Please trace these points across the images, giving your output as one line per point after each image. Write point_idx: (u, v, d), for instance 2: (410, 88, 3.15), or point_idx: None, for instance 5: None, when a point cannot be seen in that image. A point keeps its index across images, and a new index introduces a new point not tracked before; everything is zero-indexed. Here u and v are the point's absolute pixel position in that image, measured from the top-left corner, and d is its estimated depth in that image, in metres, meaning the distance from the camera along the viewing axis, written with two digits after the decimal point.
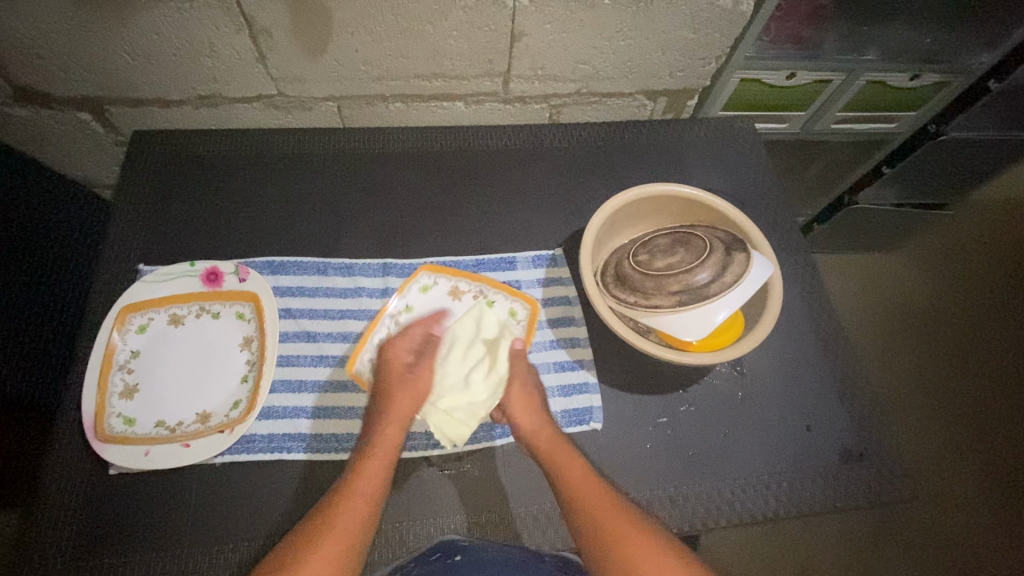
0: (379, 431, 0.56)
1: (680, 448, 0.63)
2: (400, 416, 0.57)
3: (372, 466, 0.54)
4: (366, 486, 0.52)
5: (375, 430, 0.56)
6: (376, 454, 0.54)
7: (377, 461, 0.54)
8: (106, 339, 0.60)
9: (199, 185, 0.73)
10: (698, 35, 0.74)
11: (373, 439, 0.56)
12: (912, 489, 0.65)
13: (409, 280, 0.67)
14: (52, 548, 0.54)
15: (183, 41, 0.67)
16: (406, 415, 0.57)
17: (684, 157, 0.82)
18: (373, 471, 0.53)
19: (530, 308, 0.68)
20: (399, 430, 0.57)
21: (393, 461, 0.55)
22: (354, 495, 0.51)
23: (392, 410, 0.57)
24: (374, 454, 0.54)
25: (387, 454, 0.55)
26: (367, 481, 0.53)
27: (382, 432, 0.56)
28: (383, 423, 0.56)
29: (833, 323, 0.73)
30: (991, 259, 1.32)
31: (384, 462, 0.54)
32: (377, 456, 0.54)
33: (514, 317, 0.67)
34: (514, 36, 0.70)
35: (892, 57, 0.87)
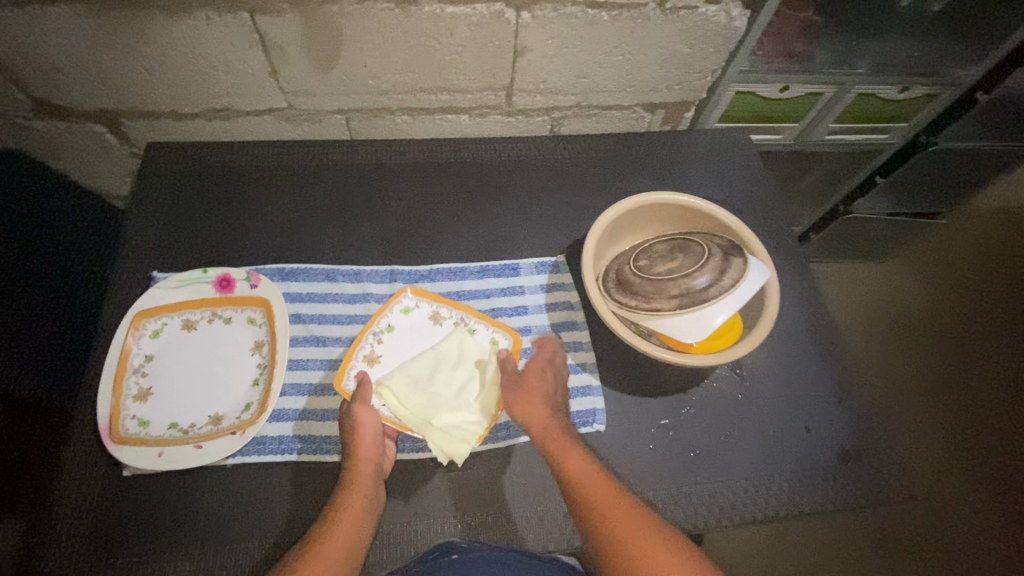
0: (350, 465, 0.56)
1: (682, 450, 0.65)
2: (368, 451, 0.57)
3: (350, 502, 0.54)
4: (345, 522, 0.52)
5: (347, 466, 0.56)
6: (352, 489, 0.54)
7: (359, 495, 0.54)
8: (122, 343, 0.62)
9: (211, 195, 0.75)
10: (694, 50, 0.77)
11: (346, 475, 0.55)
12: (910, 488, 0.66)
13: (392, 300, 0.67)
14: (67, 548, 0.55)
15: (198, 56, 0.69)
16: (373, 450, 0.57)
17: (682, 167, 0.85)
18: (352, 506, 0.53)
19: (512, 336, 0.67)
20: (370, 463, 0.56)
21: (370, 494, 0.55)
22: (336, 529, 0.52)
23: (357, 446, 0.56)
24: (350, 489, 0.54)
25: (363, 488, 0.55)
26: (346, 516, 0.53)
27: (354, 466, 0.56)
28: (352, 457, 0.56)
29: (829, 327, 0.75)
30: (986, 266, 1.34)
31: (361, 497, 0.54)
32: (354, 491, 0.54)
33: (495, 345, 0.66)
34: (517, 51, 0.73)
35: (881, 70, 0.90)
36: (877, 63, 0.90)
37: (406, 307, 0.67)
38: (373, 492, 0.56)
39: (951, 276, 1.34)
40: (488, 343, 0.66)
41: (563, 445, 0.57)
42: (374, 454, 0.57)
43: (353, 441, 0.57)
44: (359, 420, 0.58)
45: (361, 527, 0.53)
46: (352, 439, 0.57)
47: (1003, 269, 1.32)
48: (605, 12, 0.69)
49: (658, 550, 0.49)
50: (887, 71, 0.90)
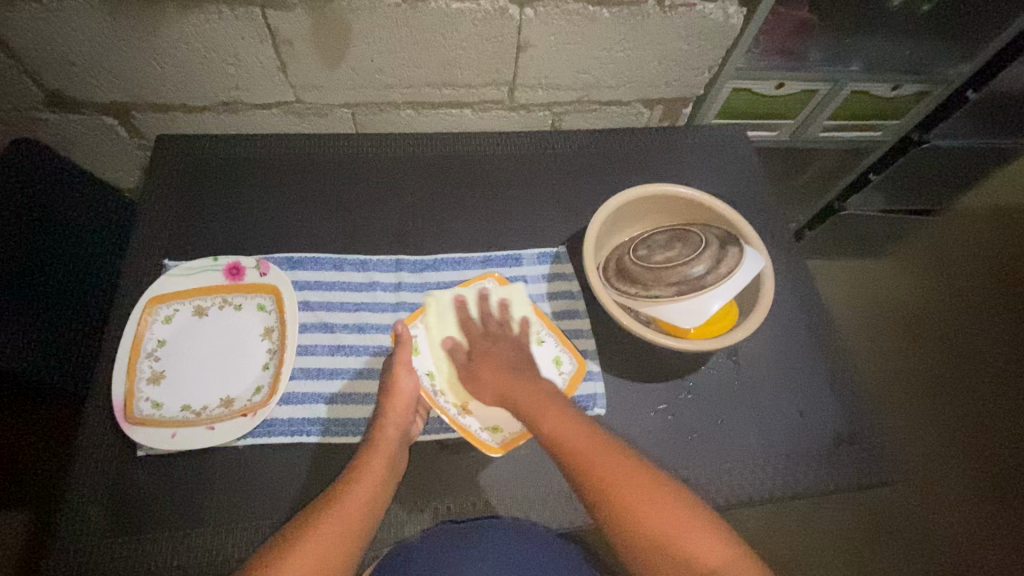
0: (379, 427, 0.58)
1: (679, 433, 0.67)
2: (399, 415, 0.59)
3: (375, 461, 0.56)
4: (368, 480, 0.54)
5: (376, 427, 0.58)
6: (378, 449, 0.56)
7: (382, 458, 0.56)
8: (136, 328, 0.64)
9: (220, 186, 0.77)
10: (692, 47, 0.79)
11: (373, 435, 0.58)
12: (901, 470, 0.69)
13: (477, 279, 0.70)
14: (83, 525, 0.57)
15: (209, 49, 0.71)
16: (404, 414, 0.59)
17: (680, 162, 0.87)
18: (376, 466, 0.55)
19: (577, 364, 0.67)
20: (399, 427, 0.59)
21: (393, 457, 0.57)
22: (359, 486, 0.54)
23: (391, 408, 0.59)
24: (376, 449, 0.56)
25: (388, 450, 0.57)
26: (369, 475, 0.55)
27: (383, 428, 0.58)
28: (382, 419, 0.58)
29: (823, 316, 0.77)
30: (977, 262, 1.36)
31: (385, 459, 0.56)
32: (379, 452, 0.56)
33: (559, 365, 0.68)
34: (520, 47, 0.75)
35: (874, 67, 0.93)
36: (870, 61, 0.92)
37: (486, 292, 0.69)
38: (396, 456, 0.58)
39: (944, 272, 1.36)
40: (551, 362, 0.68)
41: (524, 396, 0.59)
42: (404, 418, 0.59)
43: (388, 403, 0.59)
44: (398, 385, 0.60)
45: (381, 487, 0.55)
46: (388, 400, 0.59)
47: (992, 266, 1.36)
48: (606, 9, 0.71)
49: (652, 506, 0.49)
50: (879, 69, 0.93)
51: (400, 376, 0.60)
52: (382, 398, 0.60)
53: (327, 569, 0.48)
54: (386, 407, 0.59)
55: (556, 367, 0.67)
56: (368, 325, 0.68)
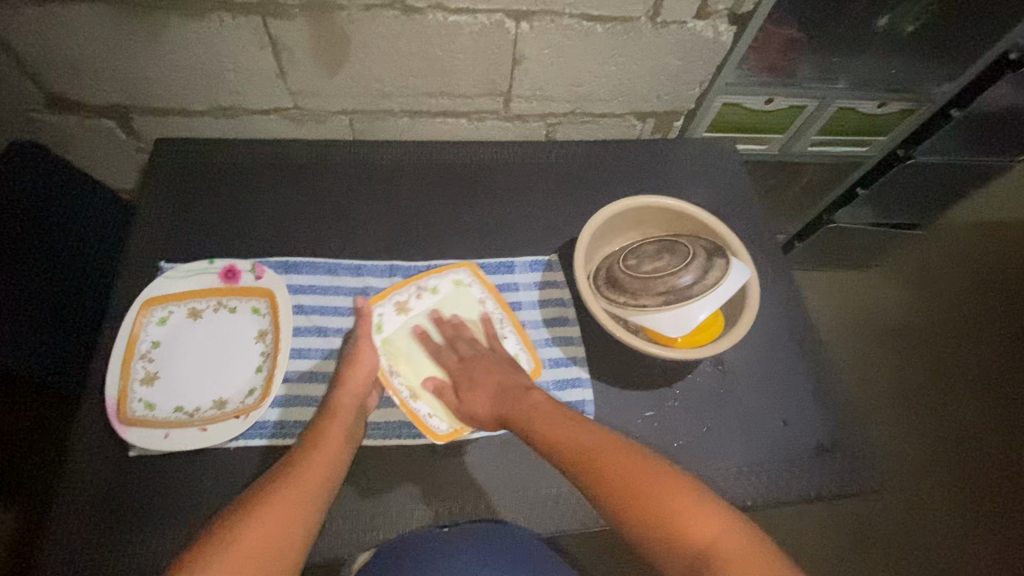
0: (336, 396, 0.60)
1: (666, 439, 0.68)
2: (355, 384, 0.61)
3: (333, 426, 0.58)
4: (327, 444, 0.56)
5: (333, 395, 0.60)
6: (335, 416, 0.59)
7: (338, 422, 0.58)
8: (131, 329, 0.65)
9: (217, 189, 0.78)
10: (683, 62, 0.81)
11: (330, 403, 0.60)
12: (881, 480, 0.70)
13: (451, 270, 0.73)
14: (74, 524, 0.57)
15: (209, 55, 0.72)
16: (360, 384, 0.62)
17: (671, 174, 0.88)
18: (334, 430, 0.58)
19: (533, 368, 0.69)
20: (355, 395, 0.61)
21: (351, 421, 0.59)
22: (318, 450, 0.55)
23: (347, 377, 0.61)
24: (333, 416, 0.59)
25: (345, 417, 0.59)
26: (328, 440, 0.57)
27: (339, 396, 0.60)
28: (338, 388, 0.61)
29: (807, 327, 0.79)
30: (961, 276, 1.39)
31: (342, 425, 0.58)
32: (336, 418, 0.58)
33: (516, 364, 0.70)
34: (516, 59, 0.76)
35: (859, 86, 0.95)
36: (857, 79, 0.95)
37: (459, 280, 0.73)
38: (354, 423, 0.60)
39: (929, 285, 1.39)
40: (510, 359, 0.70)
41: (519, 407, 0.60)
42: (360, 387, 0.61)
43: (345, 373, 0.62)
44: (360, 358, 0.63)
45: (341, 451, 0.57)
46: (345, 370, 0.62)
47: (976, 280, 1.38)
48: (599, 25, 0.73)
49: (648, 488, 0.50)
50: (864, 87, 0.96)
51: (363, 350, 0.63)
52: (338, 370, 0.62)
53: (294, 522, 0.49)
54: (342, 377, 0.62)
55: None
56: None
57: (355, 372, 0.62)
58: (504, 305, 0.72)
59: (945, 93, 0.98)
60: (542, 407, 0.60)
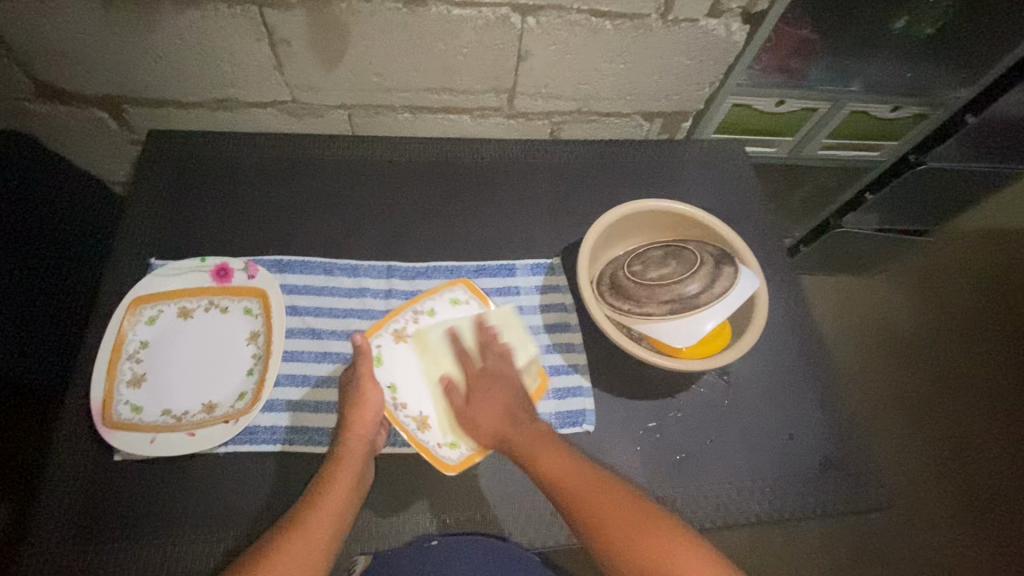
0: (344, 439, 0.57)
1: (667, 452, 0.66)
2: (364, 426, 0.57)
3: (342, 475, 0.55)
4: (336, 494, 0.54)
5: (341, 438, 0.57)
6: (343, 464, 0.55)
7: (348, 470, 0.55)
8: (118, 328, 0.63)
9: (211, 184, 0.76)
10: (694, 62, 0.79)
11: (339, 448, 0.56)
12: (887, 497, 0.68)
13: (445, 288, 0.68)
14: (56, 530, 0.55)
15: (204, 46, 0.69)
16: (370, 424, 0.58)
17: (678, 176, 0.86)
18: (342, 480, 0.55)
19: (540, 383, 0.66)
20: (364, 438, 0.57)
21: (360, 468, 0.56)
22: (324, 504, 0.53)
23: (355, 420, 0.57)
24: (341, 464, 0.56)
25: (354, 462, 0.56)
26: (335, 490, 0.54)
27: (347, 441, 0.57)
28: (346, 431, 0.57)
29: (815, 338, 0.77)
30: (970, 283, 1.37)
31: (350, 472, 0.55)
32: (344, 465, 0.55)
33: (521, 381, 0.66)
34: (521, 56, 0.74)
35: (874, 87, 0.93)
36: (872, 81, 0.93)
37: (456, 298, 0.68)
38: (363, 468, 0.57)
39: (936, 292, 1.36)
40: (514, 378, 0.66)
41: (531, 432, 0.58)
42: (369, 429, 0.58)
43: (353, 415, 0.58)
44: (368, 397, 0.58)
45: (349, 501, 0.55)
46: (353, 411, 0.58)
47: (984, 289, 1.36)
48: (608, 21, 0.71)
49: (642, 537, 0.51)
50: (879, 89, 0.93)
51: (368, 388, 0.59)
52: (345, 408, 0.58)
53: None
54: (350, 418, 0.58)
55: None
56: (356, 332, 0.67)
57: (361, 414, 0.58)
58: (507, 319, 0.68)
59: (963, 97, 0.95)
60: (549, 446, 0.57)
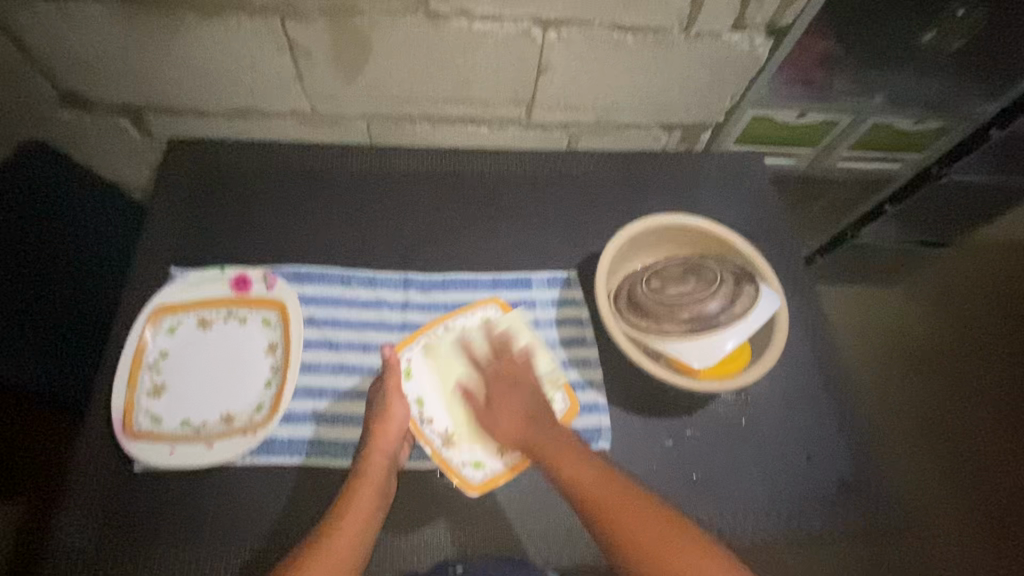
0: (367, 454, 0.57)
1: (683, 471, 0.65)
2: (387, 441, 0.58)
3: (364, 491, 0.55)
4: (358, 510, 0.54)
5: (363, 454, 0.57)
6: (366, 480, 0.56)
7: (369, 486, 0.56)
8: (137, 339, 0.63)
9: (229, 194, 0.76)
10: (715, 75, 0.78)
11: (361, 464, 0.57)
12: (908, 524, 0.67)
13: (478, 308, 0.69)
14: (74, 541, 0.56)
15: (226, 57, 0.70)
16: (392, 439, 0.58)
17: (696, 189, 0.85)
18: (364, 497, 0.55)
19: (570, 406, 0.66)
20: (387, 452, 0.58)
21: (381, 485, 0.57)
22: (347, 520, 0.53)
23: (378, 435, 0.58)
24: (363, 480, 0.56)
25: (376, 478, 0.56)
26: (357, 507, 0.54)
27: (370, 456, 0.57)
28: (370, 446, 0.58)
29: (835, 356, 0.75)
30: (993, 297, 1.33)
31: (372, 489, 0.56)
32: (367, 481, 0.56)
33: (550, 404, 0.66)
34: (541, 68, 0.74)
35: (899, 99, 0.93)
36: (896, 93, 0.93)
37: (487, 317, 0.69)
38: (385, 484, 0.57)
39: (957, 305, 1.33)
40: (544, 400, 0.66)
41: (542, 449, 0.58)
42: (392, 444, 0.58)
43: (376, 429, 0.58)
44: (391, 415, 0.59)
45: (372, 517, 0.55)
46: (378, 425, 0.59)
47: (1007, 302, 1.33)
48: (630, 35, 0.70)
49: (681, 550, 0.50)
50: (903, 100, 0.93)
51: (393, 403, 0.60)
52: (370, 423, 0.59)
53: None
54: (374, 433, 0.58)
55: (548, 406, 0.66)
56: (372, 345, 0.67)
57: (385, 430, 0.58)
58: (536, 342, 0.68)
59: (989, 112, 0.95)
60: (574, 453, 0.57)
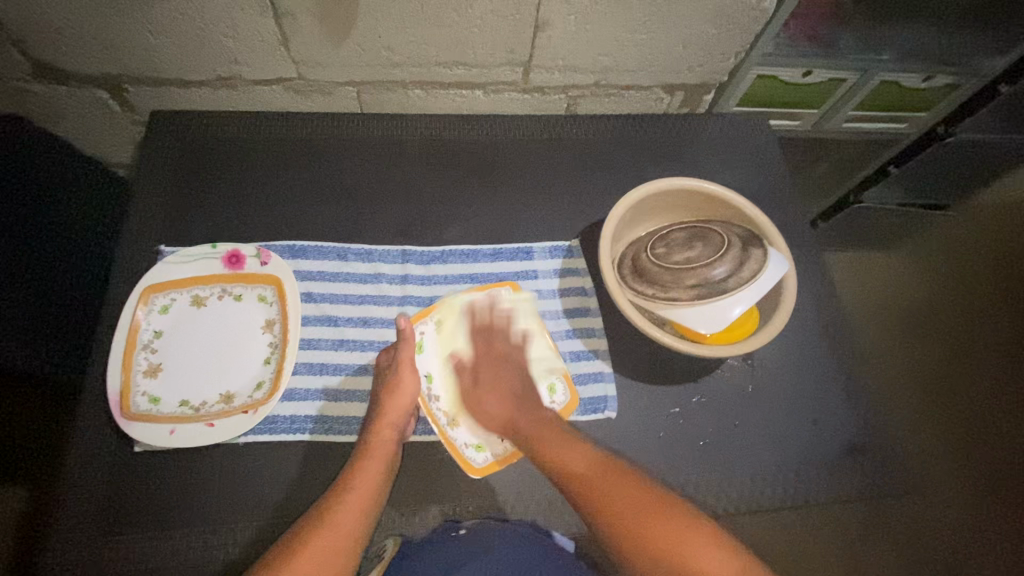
0: (374, 429, 0.57)
1: (690, 437, 0.65)
2: (394, 417, 0.57)
3: (370, 463, 0.54)
4: (365, 483, 0.53)
5: (370, 429, 0.57)
6: (372, 454, 0.55)
7: (376, 460, 0.55)
8: (130, 318, 0.62)
9: (216, 166, 0.73)
10: (719, 31, 0.75)
11: (368, 438, 0.56)
12: (911, 483, 0.67)
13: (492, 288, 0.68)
14: (79, 522, 0.55)
15: (206, 21, 0.66)
16: (400, 414, 0.58)
17: (699, 152, 0.83)
18: (370, 470, 0.54)
19: (570, 399, 0.65)
20: (393, 428, 0.57)
21: (388, 460, 0.56)
22: (352, 495, 0.52)
23: (387, 408, 0.57)
24: (369, 454, 0.55)
25: (382, 453, 0.56)
26: (364, 479, 0.53)
27: (377, 432, 0.56)
28: (376, 422, 0.57)
29: (840, 320, 0.75)
30: (995, 256, 1.31)
31: (378, 463, 0.55)
32: (372, 457, 0.55)
33: (551, 393, 0.65)
34: (538, 26, 0.70)
35: (906, 58, 0.88)
36: (903, 50, 0.88)
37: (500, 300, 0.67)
38: (392, 459, 0.56)
39: (960, 265, 1.30)
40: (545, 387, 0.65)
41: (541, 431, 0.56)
42: (399, 419, 0.57)
43: (385, 403, 0.58)
44: (404, 385, 0.58)
45: (376, 493, 0.53)
46: (385, 400, 0.58)
47: (1011, 261, 1.30)
48: None
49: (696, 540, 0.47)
50: (911, 60, 0.89)
51: (404, 376, 0.58)
52: (378, 397, 0.58)
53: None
54: (380, 408, 0.58)
55: (549, 394, 0.65)
56: (373, 320, 0.65)
57: (391, 408, 0.57)
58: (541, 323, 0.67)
59: (997, 67, 0.91)
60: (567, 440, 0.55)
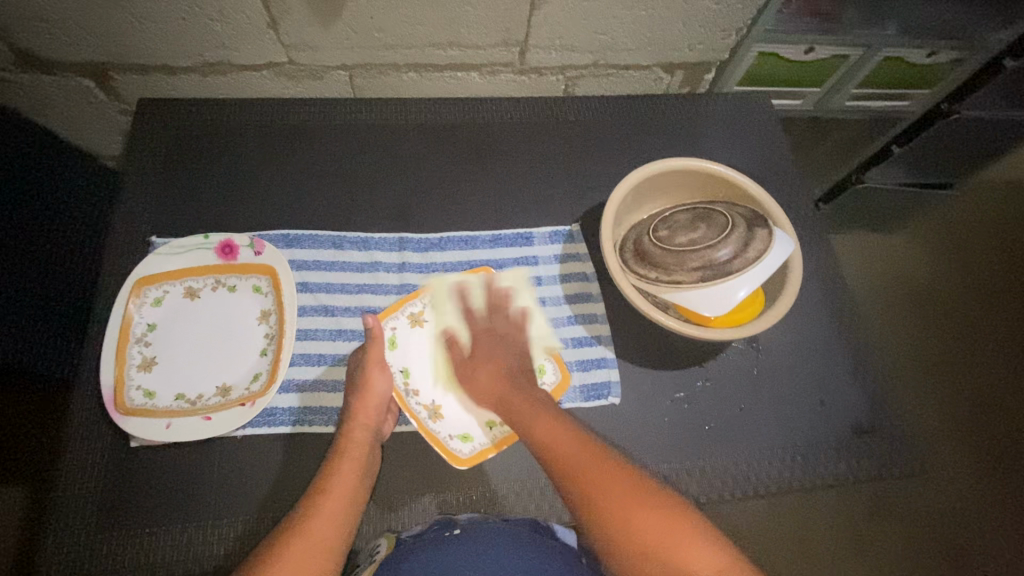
0: (348, 430, 0.55)
1: (695, 422, 0.64)
2: (367, 416, 0.56)
3: (347, 464, 0.53)
4: (343, 483, 0.52)
5: (344, 429, 0.55)
6: (347, 455, 0.53)
7: (352, 460, 0.53)
8: (122, 312, 0.60)
9: (206, 155, 0.72)
10: (720, 6, 0.73)
11: (342, 438, 0.55)
12: (922, 463, 0.66)
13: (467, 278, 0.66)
14: (76, 519, 0.54)
15: (190, 4, 0.64)
16: (373, 413, 0.56)
17: (701, 132, 0.81)
18: (347, 470, 0.53)
19: (561, 378, 0.64)
20: (367, 427, 0.56)
21: (365, 459, 0.54)
22: (330, 496, 0.50)
23: (360, 408, 0.56)
24: (345, 454, 0.54)
25: (358, 455, 0.54)
26: (342, 480, 0.52)
27: (351, 432, 0.55)
28: (349, 424, 0.55)
29: (845, 300, 0.73)
30: (999, 234, 1.29)
31: (355, 463, 0.53)
32: (348, 457, 0.53)
33: (542, 376, 0.64)
34: (533, 4, 0.68)
35: (911, 32, 0.87)
36: (909, 23, 0.87)
37: (473, 288, 0.66)
38: (369, 458, 0.55)
39: (964, 244, 1.29)
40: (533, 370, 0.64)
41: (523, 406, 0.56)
42: (372, 418, 0.56)
43: (356, 404, 0.56)
44: (372, 383, 0.57)
45: (356, 493, 0.52)
46: (356, 401, 0.56)
47: (1015, 239, 1.29)
48: None
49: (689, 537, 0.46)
50: (918, 33, 0.87)
51: (375, 375, 0.57)
52: (349, 399, 0.57)
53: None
54: (352, 410, 0.56)
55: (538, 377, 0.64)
56: (370, 309, 0.64)
57: (361, 408, 0.56)
58: (523, 313, 0.66)
59: (1003, 40, 0.89)
60: (539, 425, 0.54)
